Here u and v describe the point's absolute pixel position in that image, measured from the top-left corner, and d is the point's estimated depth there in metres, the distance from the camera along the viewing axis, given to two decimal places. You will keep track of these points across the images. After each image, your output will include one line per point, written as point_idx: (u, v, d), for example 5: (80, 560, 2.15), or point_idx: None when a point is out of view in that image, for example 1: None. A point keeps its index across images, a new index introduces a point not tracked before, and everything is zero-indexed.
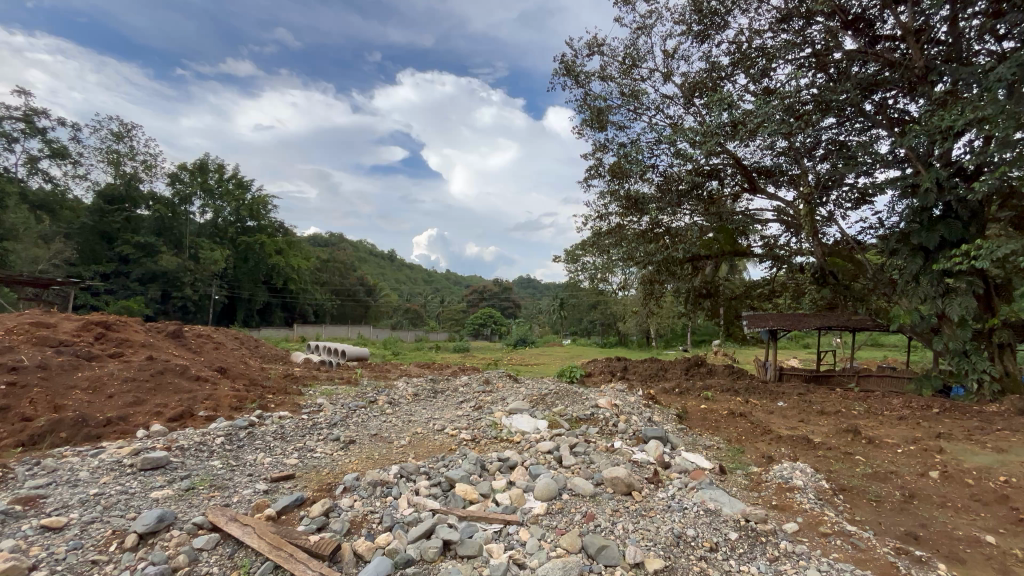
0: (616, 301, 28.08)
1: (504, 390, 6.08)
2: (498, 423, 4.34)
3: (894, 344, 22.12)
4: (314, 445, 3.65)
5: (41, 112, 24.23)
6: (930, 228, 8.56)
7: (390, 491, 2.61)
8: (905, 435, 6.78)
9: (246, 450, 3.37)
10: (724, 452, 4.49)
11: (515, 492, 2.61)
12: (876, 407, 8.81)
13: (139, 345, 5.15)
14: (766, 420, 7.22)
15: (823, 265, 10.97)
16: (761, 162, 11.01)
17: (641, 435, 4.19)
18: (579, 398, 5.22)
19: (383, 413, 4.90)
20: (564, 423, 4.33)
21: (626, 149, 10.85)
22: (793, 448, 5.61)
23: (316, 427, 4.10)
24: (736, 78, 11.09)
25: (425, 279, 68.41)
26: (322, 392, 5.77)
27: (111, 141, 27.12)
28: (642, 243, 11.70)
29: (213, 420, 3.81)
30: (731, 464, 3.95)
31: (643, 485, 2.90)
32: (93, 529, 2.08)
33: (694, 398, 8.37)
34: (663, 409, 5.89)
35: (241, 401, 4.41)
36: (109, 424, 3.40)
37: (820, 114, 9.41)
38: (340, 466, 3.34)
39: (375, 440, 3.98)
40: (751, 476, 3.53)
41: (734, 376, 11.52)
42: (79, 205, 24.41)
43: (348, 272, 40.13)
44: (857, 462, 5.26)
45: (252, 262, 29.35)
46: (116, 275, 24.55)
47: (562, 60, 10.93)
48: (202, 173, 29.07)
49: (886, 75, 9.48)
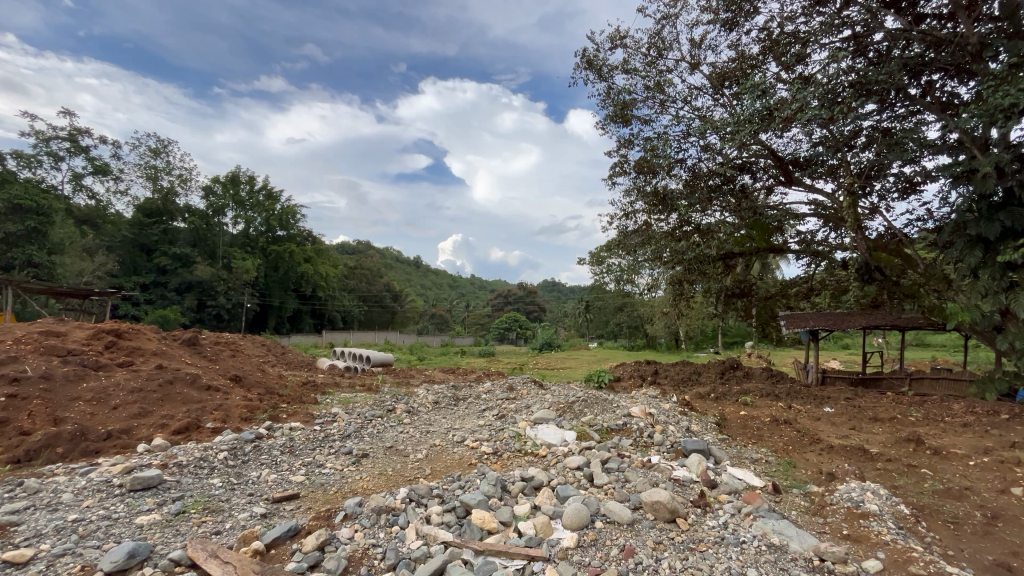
0: (644, 303, 27.33)
1: (528, 398, 5.74)
2: (521, 435, 4.00)
3: (941, 343, 20.80)
4: (324, 460, 3.39)
5: (84, 131, 25.34)
6: (990, 216, 7.78)
7: (396, 519, 2.31)
8: (975, 445, 6.10)
9: (249, 466, 3.13)
10: (775, 467, 4.02)
11: (541, 520, 2.26)
12: (936, 412, 8.08)
13: (151, 353, 5.03)
14: (813, 428, 6.64)
15: (868, 260, 10.21)
16: (798, 152, 10.39)
17: (681, 448, 3.78)
18: (609, 406, 4.83)
19: (400, 423, 4.63)
20: (594, 435, 3.97)
21: (653, 143, 10.40)
22: (848, 460, 5.09)
23: (328, 439, 3.84)
24: (767, 66, 10.54)
25: (450, 284, 68.65)
26: (339, 401, 5.55)
27: (149, 157, 28.13)
28: (671, 242, 11.17)
29: (219, 433, 3.59)
30: (785, 482, 3.48)
31: (688, 511, 2.52)
32: (60, 565, 1.86)
33: (732, 404, 7.84)
34: (701, 418, 5.43)
35: (251, 411, 4.20)
36: (110, 438, 3.22)
37: (862, 98, 8.74)
38: (350, 484, 3.06)
39: (390, 453, 3.69)
40: (813, 498, 3.07)
41: (774, 380, 10.84)
42: (120, 219, 25.38)
43: (375, 278, 40.53)
44: (924, 477, 4.71)
45: (282, 270, 29.94)
46: (154, 286, 25.34)
47: (583, 54, 10.58)
48: (234, 185, 29.86)
49: (934, 55, 8.79)
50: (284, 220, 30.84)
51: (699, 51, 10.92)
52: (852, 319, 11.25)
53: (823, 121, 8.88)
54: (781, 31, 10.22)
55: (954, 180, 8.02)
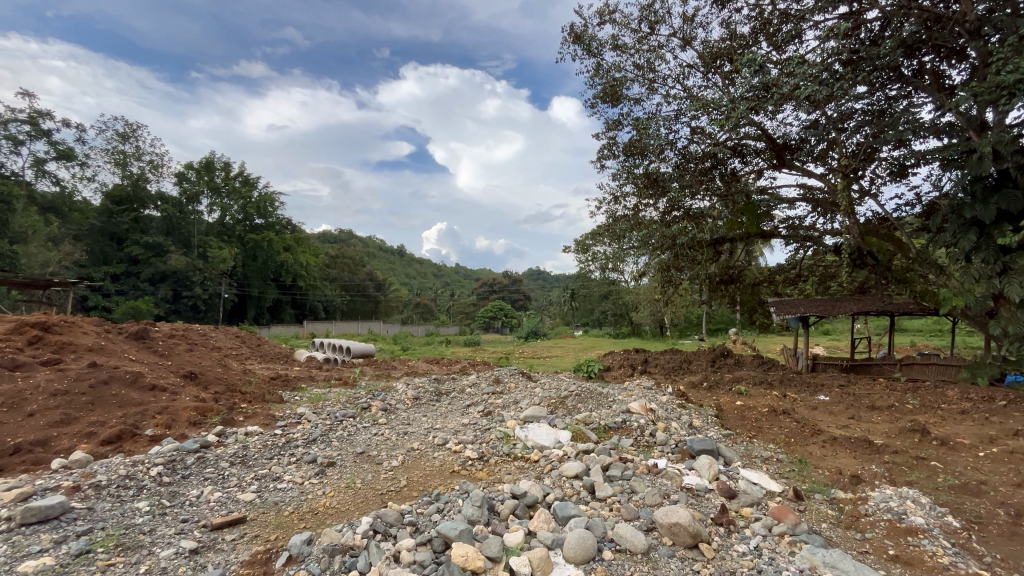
0: (630, 290, 27.07)
1: (516, 392, 5.31)
2: (510, 436, 3.57)
3: (918, 328, 21.04)
4: (281, 472, 2.91)
5: (45, 114, 23.95)
6: (985, 200, 7.54)
7: (353, 562, 1.90)
8: (979, 433, 5.88)
9: (189, 483, 2.64)
10: (788, 467, 3.66)
11: (538, 555, 1.87)
12: (931, 399, 7.90)
13: (86, 349, 4.47)
14: (812, 418, 6.37)
15: (860, 245, 9.97)
16: (789, 134, 10.05)
17: (687, 448, 3.42)
18: (604, 401, 4.42)
19: (374, 423, 4.17)
20: (590, 435, 3.57)
21: (643, 123, 9.97)
22: (853, 453, 4.77)
23: (290, 446, 3.36)
24: (759, 46, 10.14)
25: (434, 273, 67.88)
26: (307, 399, 5.02)
27: (116, 141, 26.73)
28: (661, 227, 10.81)
29: (159, 442, 3.08)
30: (805, 485, 3.12)
31: (712, 534, 2.18)
32: None
33: (727, 394, 7.54)
34: (700, 411, 5.08)
35: (202, 413, 3.69)
36: (17, 453, 2.72)
37: (857, 77, 8.37)
38: (310, 502, 2.60)
39: (360, 461, 3.22)
40: (841, 506, 2.72)
41: (766, 368, 10.60)
42: (88, 207, 24.11)
43: (357, 267, 39.54)
44: (936, 472, 4.40)
45: (260, 259, 28.92)
46: (126, 276, 24.21)
47: (572, 29, 10.04)
48: (208, 171, 28.64)
49: (931, 33, 8.43)
50: (261, 207, 29.74)
51: (690, 28, 10.47)
52: (842, 304, 10.80)
53: (817, 100, 8.52)
54: (773, 9, 9.82)
55: (949, 163, 7.74)
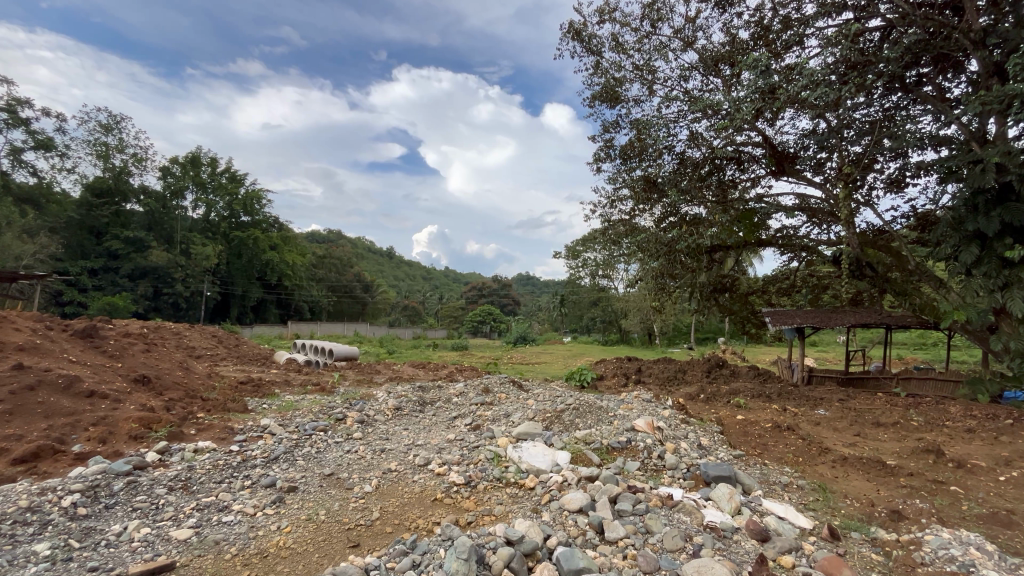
0: (619, 298, 26.85)
1: (507, 403, 4.87)
2: (501, 457, 3.13)
3: (905, 341, 21.12)
4: (231, 501, 2.45)
5: (23, 101, 23.05)
6: (987, 213, 7.14)
7: None
8: (993, 455, 5.57)
9: (112, 516, 2.22)
10: (811, 495, 3.27)
11: None
12: (934, 416, 7.60)
13: (15, 350, 4.00)
14: (818, 436, 6.01)
15: (858, 257, 9.65)
16: (787, 141, 9.78)
17: (701, 475, 3.04)
18: (605, 417, 4.01)
19: (348, 438, 3.71)
20: (592, 457, 3.16)
21: (640, 125, 9.64)
22: (866, 474, 4.39)
23: (245, 466, 2.89)
24: (759, 52, 9.88)
25: (422, 275, 67.20)
26: (275, 407, 4.54)
27: (99, 133, 25.89)
28: (656, 234, 10.42)
29: (87, 460, 2.64)
30: (839, 521, 2.75)
31: None
32: None
33: (725, 407, 7.19)
34: (704, 427, 4.68)
35: (147, 425, 3.22)
36: None
37: (858, 86, 8.06)
38: (260, 542, 2.14)
39: (327, 486, 2.76)
40: (889, 551, 2.37)
41: (762, 379, 10.27)
42: (67, 199, 23.21)
43: (345, 267, 38.76)
44: (957, 497, 4.03)
45: (245, 257, 28.20)
46: (105, 271, 23.24)
47: (571, 26, 9.70)
48: (194, 166, 27.88)
49: (935, 42, 8.16)
50: (248, 204, 28.97)
51: (691, 30, 10.19)
52: (838, 315, 10.53)
53: (819, 106, 8.21)
54: (774, 15, 9.59)
55: (950, 176, 7.44)
